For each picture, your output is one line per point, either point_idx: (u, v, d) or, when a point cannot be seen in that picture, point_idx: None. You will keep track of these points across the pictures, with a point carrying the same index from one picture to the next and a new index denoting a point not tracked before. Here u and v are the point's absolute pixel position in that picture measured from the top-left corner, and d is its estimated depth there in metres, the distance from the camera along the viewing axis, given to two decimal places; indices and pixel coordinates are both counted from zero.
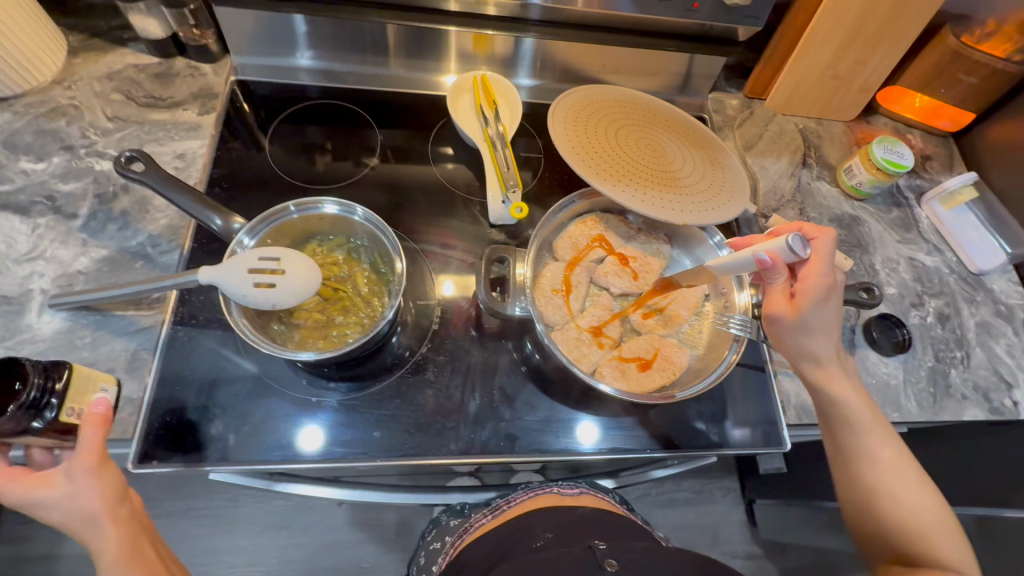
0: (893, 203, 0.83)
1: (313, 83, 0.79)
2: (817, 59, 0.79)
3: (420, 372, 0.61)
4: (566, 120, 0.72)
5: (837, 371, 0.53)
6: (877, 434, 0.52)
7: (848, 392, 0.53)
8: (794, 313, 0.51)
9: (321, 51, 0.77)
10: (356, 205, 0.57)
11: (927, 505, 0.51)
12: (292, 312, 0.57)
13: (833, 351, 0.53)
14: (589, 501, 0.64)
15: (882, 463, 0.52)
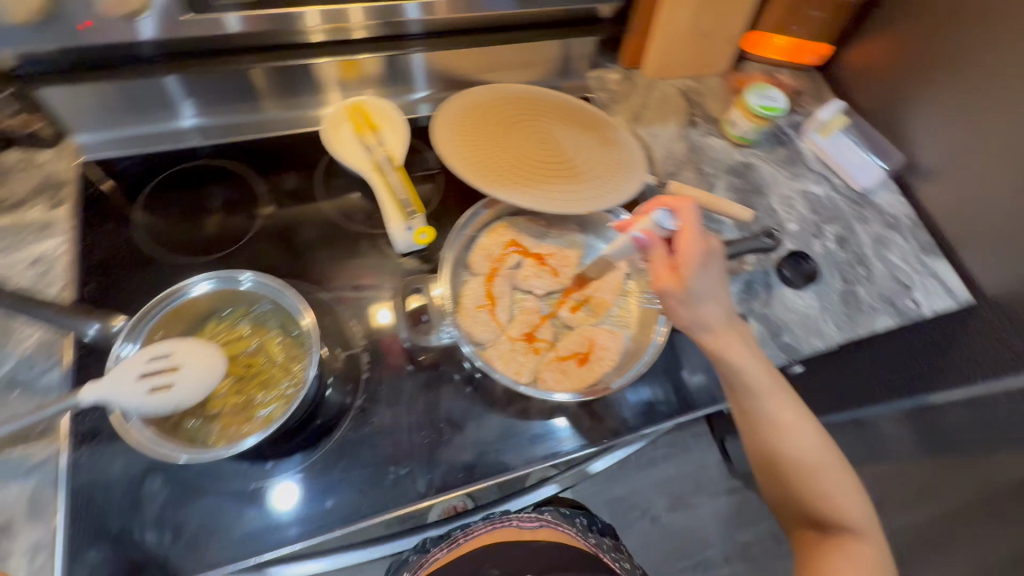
0: (779, 143, 0.88)
1: (203, 142, 0.74)
2: (680, 22, 0.80)
3: (362, 425, 0.59)
4: (452, 131, 0.70)
5: (732, 338, 0.52)
6: (776, 399, 0.53)
7: (745, 359, 0.52)
8: (685, 280, 0.51)
9: (204, 106, 0.74)
10: (241, 272, 0.55)
11: (828, 459, 0.54)
12: (206, 403, 0.53)
13: (724, 319, 0.52)
14: (547, 534, 0.66)
15: (784, 429, 0.54)
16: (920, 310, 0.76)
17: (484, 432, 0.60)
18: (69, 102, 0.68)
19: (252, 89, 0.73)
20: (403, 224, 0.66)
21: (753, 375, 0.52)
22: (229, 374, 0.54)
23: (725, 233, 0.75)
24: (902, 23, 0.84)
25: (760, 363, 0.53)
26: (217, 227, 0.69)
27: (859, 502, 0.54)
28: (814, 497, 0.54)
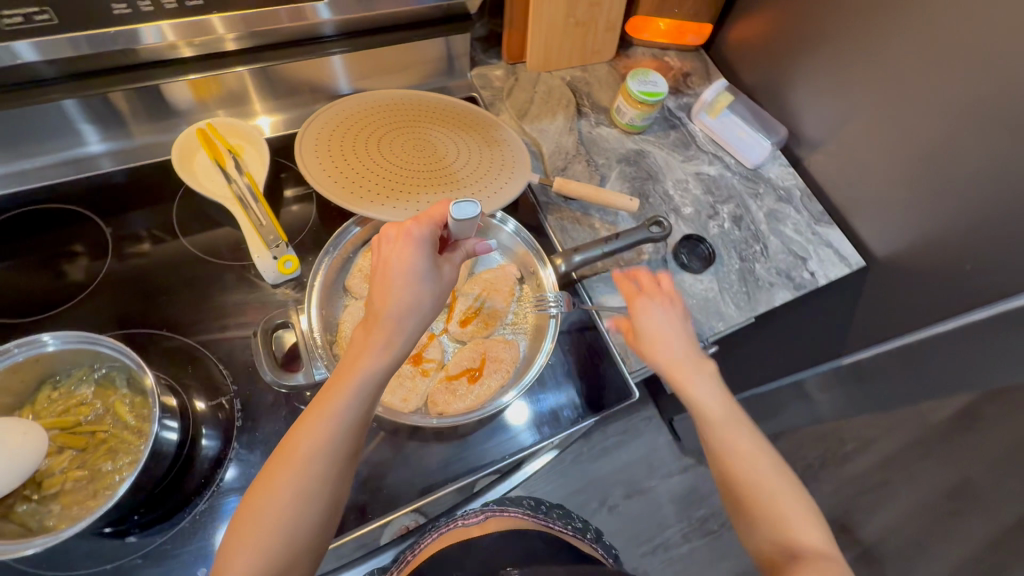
0: (670, 126, 0.87)
1: (118, 166, 0.71)
2: (553, 12, 0.79)
3: (237, 479, 0.54)
4: (317, 147, 0.66)
5: (694, 375, 0.53)
6: (733, 423, 0.52)
7: (702, 392, 0.52)
8: (393, 274, 0.45)
9: (112, 130, 0.70)
10: (40, 335, 0.48)
11: (779, 478, 0.50)
12: (41, 483, 0.47)
13: (687, 354, 0.54)
14: (498, 523, 0.64)
15: (734, 451, 0.50)
16: (816, 280, 0.77)
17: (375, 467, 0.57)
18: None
19: (88, 116, 0.68)
20: (267, 252, 0.62)
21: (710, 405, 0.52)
22: (67, 446, 0.49)
23: (621, 224, 0.74)
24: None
25: (719, 392, 0.53)
26: (84, 272, 0.64)
27: (814, 521, 0.48)
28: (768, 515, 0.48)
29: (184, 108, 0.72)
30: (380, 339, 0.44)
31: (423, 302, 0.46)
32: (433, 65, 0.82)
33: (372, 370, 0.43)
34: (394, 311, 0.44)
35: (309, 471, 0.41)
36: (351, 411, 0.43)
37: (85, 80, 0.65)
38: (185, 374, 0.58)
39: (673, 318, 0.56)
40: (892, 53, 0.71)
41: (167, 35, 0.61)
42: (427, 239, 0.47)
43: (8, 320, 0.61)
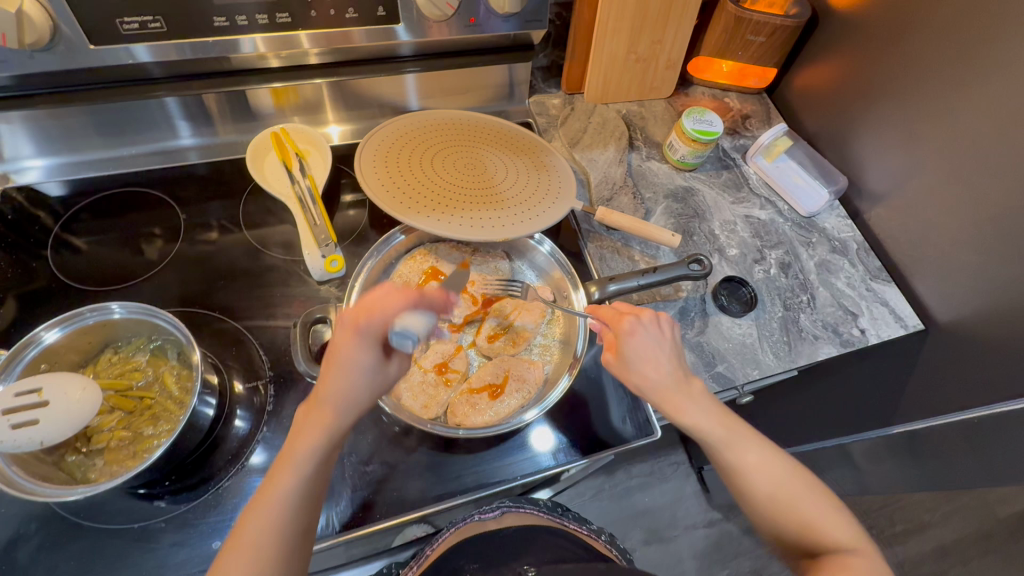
0: (723, 166, 0.86)
1: (201, 160, 0.79)
2: (615, 47, 0.81)
3: (259, 461, 0.57)
4: (375, 157, 0.70)
5: (680, 398, 0.51)
6: (743, 443, 0.51)
7: (695, 415, 0.50)
8: (333, 361, 0.46)
9: (201, 127, 0.78)
10: (110, 303, 0.53)
11: (795, 483, 0.51)
12: (90, 438, 0.52)
13: (670, 376, 0.51)
14: (513, 519, 0.62)
15: (753, 470, 0.50)
16: (867, 338, 0.73)
17: (389, 468, 0.58)
18: (9, 134, 0.71)
19: (182, 114, 0.76)
20: (316, 251, 0.66)
21: (708, 428, 0.51)
22: (117, 407, 0.53)
23: (661, 258, 0.73)
24: (840, 47, 0.84)
25: (715, 413, 0.51)
26: (156, 252, 0.71)
27: (840, 517, 0.50)
28: (793, 523, 0.49)
29: (264, 113, 0.79)
30: (318, 420, 0.46)
31: (353, 387, 0.46)
32: (496, 90, 0.86)
33: (313, 450, 0.45)
34: (338, 392, 0.46)
35: (257, 550, 0.43)
36: (319, 450, 0.46)
37: (186, 81, 0.72)
38: (229, 355, 0.62)
39: (654, 341, 0.52)
40: (968, 111, 0.68)
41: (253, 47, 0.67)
42: (366, 326, 0.45)
43: (85, 287, 0.67)
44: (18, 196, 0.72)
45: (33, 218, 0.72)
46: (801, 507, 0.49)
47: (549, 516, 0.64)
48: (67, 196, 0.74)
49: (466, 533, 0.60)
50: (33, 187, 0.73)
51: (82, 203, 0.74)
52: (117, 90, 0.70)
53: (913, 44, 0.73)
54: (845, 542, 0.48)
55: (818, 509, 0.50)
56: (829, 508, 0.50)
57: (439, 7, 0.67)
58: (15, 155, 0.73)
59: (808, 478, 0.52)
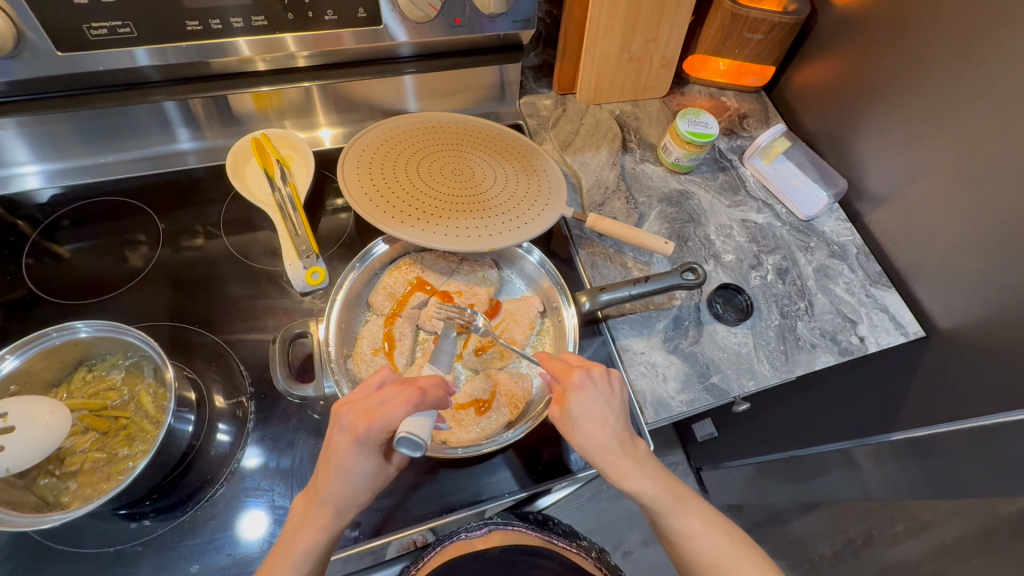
0: (719, 168, 0.84)
1: (203, 164, 0.77)
2: (607, 46, 0.78)
3: (239, 480, 0.55)
4: (359, 164, 0.68)
5: (624, 461, 0.50)
6: (687, 507, 0.51)
7: (638, 482, 0.50)
8: (332, 462, 0.46)
9: (199, 128, 0.76)
10: (81, 322, 0.51)
11: (744, 557, 0.50)
12: (63, 460, 0.50)
13: (612, 439, 0.50)
14: (500, 537, 0.61)
15: (695, 536, 0.50)
16: (866, 346, 0.71)
17: None
18: (8, 139, 0.69)
19: (175, 118, 0.74)
20: (298, 262, 0.64)
21: (652, 495, 0.50)
22: (91, 428, 0.51)
23: (654, 265, 0.72)
24: (840, 44, 0.81)
25: (660, 477, 0.51)
26: (135, 262, 0.69)
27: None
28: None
29: (247, 117, 0.77)
30: (318, 518, 0.47)
31: (354, 490, 0.47)
32: (485, 90, 0.83)
33: (309, 547, 0.46)
34: (336, 495, 0.47)
35: None
36: (320, 546, 0.47)
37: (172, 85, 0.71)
38: (209, 370, 0.60)
39: (602, 399, 0.51)
40: (972, 112, 0.66)
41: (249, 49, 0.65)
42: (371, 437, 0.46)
43: (62, 299, 0.66)
44: None
45: (10, 227, 0.70)
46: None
47: (536, 532, 0.63)
48: (44, 205, 0.72)
49: (453, 552, 0.60)
50: (8, 195, 0.71)
51: (59, 212, 0.72)
52: (110, 95, 0.68)
53: (916, 42, 0.70)
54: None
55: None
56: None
57: (423, 10, 0.65)
58: (14, 161, 0.71)
59: (752, 546, 0.51)
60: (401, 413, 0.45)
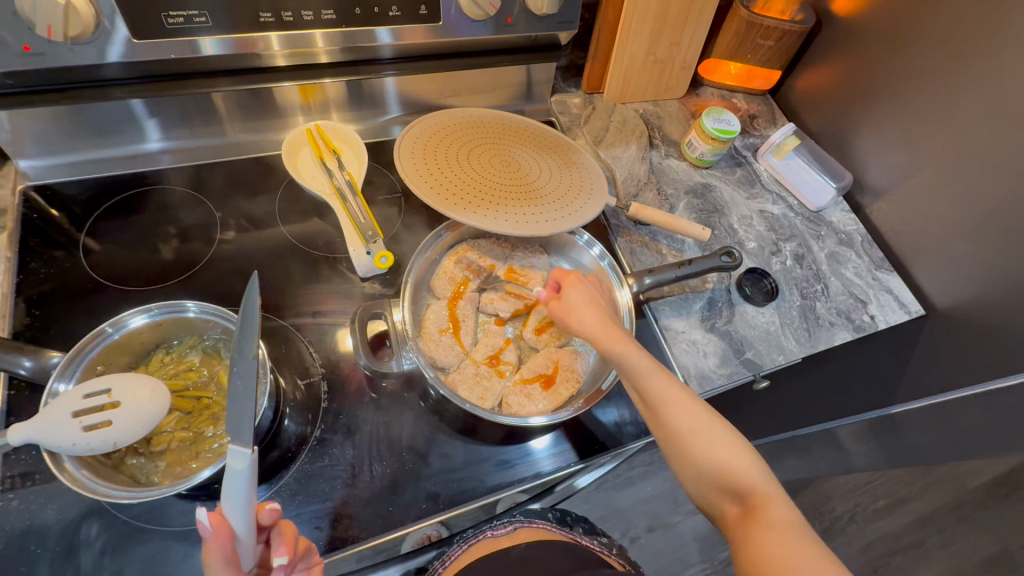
0: (736, 164, 0.90)
1: (172, 164, 0.75)
2: (636, 48, 0.84)
3: (320, 456, 0.57)
4: (413, 152, 0.70)
5: (616, 332, 0.54)
6: (667, 381, 0.52)
7: (627, 351, 0.53)
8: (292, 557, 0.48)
9: (172, 130, 0.75)
10: (185, 301, 0.52)
11: (719, 432, 0.51)
12: (151, 440, 0.50)
13: (604, 320, 0.56)
14: (524, 536, 0.66)
15: (674, 406, 0.51)
16: (876, 323, 0.78)
17: (449, 460, 0.59)
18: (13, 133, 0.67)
19: (141, 115, 0.71)
20: (363, 247, 0.66)
21: (634, 364, 0.52)
22: (175, 408, 0.52)
23: (687, 252, 0.77)
24: (841, 51, 0.89)
25: (644, 356, 0.53)
26: (190, 250, 0.69)
27: (759, 466, 0.50)
28: (713, 475, 0.50)
29: (292, 110, 0.78)
30: None
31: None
32: (515, 89, 0.87)
33: None
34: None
35: None
36: None
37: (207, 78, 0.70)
38: (278, 353, 0.62)
39: (594, 290, 0.59)
40: (964, 111, 0.74)
41: (212, 47, 0.64)
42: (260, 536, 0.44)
43: (117, 288, 0.65)
44: (38, 199, 0.70)
45: (52, 217, 0.69)
46: (721, 459, 0.50)
47: (557, 529, 0.68)
48: (94, 196, 0.71)
49: (480, 550, 0.65)
50: (46, 187, 0.71)
51: (111, 201, 0.71)
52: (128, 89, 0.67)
53: (915, 49, 0.78)
54: (767, 498, 0.48)
55: (745, 468, 0.50)
56: (753, 462, 0.50)
57: (483, 9, 0.69)
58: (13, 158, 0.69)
59: (732, 432, 0.51)
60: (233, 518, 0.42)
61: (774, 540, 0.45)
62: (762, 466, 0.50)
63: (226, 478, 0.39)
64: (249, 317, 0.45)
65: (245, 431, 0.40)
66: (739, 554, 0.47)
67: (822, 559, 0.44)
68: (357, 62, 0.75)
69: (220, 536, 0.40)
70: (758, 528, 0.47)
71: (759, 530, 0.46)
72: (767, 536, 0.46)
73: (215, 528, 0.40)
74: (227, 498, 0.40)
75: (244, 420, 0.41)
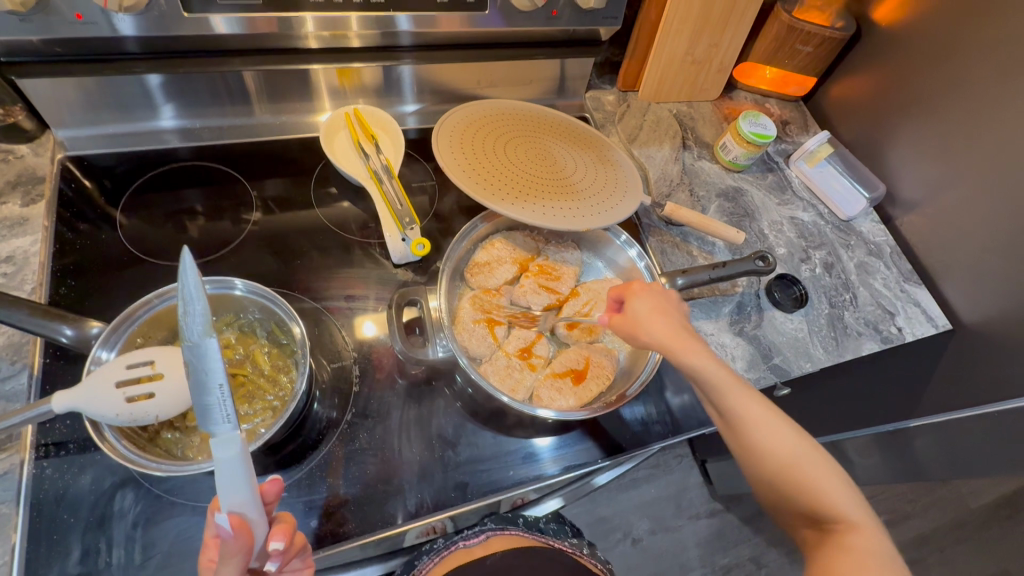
0: (768, 169, 0.90)
1: (182, 143, 0.74)
2: (675, 48, 0.83)
3: (349, 440, 0.57)
4: (452, 141, 0.70)
5: (691, 343, 0.51)
6: (747, 395, 0.49)
7: (706, 362, 0.49)
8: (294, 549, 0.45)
9: (181, 106, 0.72)
10: (232, 279, 0.53)
11: (807, 453, 0.49)
12: (186, 415, 0.51)
13: (681, 331, 0.52)
14: (499, 543, 0.63)
15: (757, 421, 0.49)
16: (903, 335, 0.78)
17: (476, 449, 0.59)
18: (52, 102, 0.67)
19: (157, 94, 0.70)
20: (399, 233, 0.65)
21: (707, 376, 0.49)
22: None
23: (718, 254, 0.77)
24: (879, 60, 0.88)
25: (719, 371, 0.49)
26: (222, 229, 0.69)
27: (843, 487, 0.49)
28: (795, 495, 0.49)
29: (328, 93, 0.77)
30: None
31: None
32: (551, 83, 0.87)
33: None
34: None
35: None
36: None
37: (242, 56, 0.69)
38: (311, 336, 0.62)
39: (664, 303, 0.54)
40: (1007, 127, 0.73)
41: (222, 25, 0.63)
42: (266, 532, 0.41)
43: (152, 263, 0.65)
44: (75, 170, 0.69)
45: (86, 189, 0.68)
46: (806, 481, 0.49)
47: (530, 534, 0.66)
48: (128, 170, 0.71)
49: (454, 560, 0.63)
50: (79, 157, 0.70)
51: (143, 176, 0.71)
52: (159, 62, 0.66)
53: (958, 62, 0.77)
54: (852, 524, 0.47)
55: (830, 485, 0.49)
56: (837, 481, 0.49)
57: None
58: (54, 125, 0.69)
59: (817, 448, 0.50)
60: (246, 517, 0.39)
61: (850, 564, 0.45)
62: (845, 484, 0.49)
63: (217, 464, 0.38)
64: (185, 296, 0.37)
65: (221, 412, 0.38)
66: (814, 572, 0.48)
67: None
68: (390, 48, 0.75)
69: (241, 539, 0.37)
70: (836, 554, 0.46)
71: (838, 555, 0.46)
72: (844, 560, 0.46)
73: (238, 531, 0.37)
74: (227, 490, 0.39)
75: (218, 407, 0.38)
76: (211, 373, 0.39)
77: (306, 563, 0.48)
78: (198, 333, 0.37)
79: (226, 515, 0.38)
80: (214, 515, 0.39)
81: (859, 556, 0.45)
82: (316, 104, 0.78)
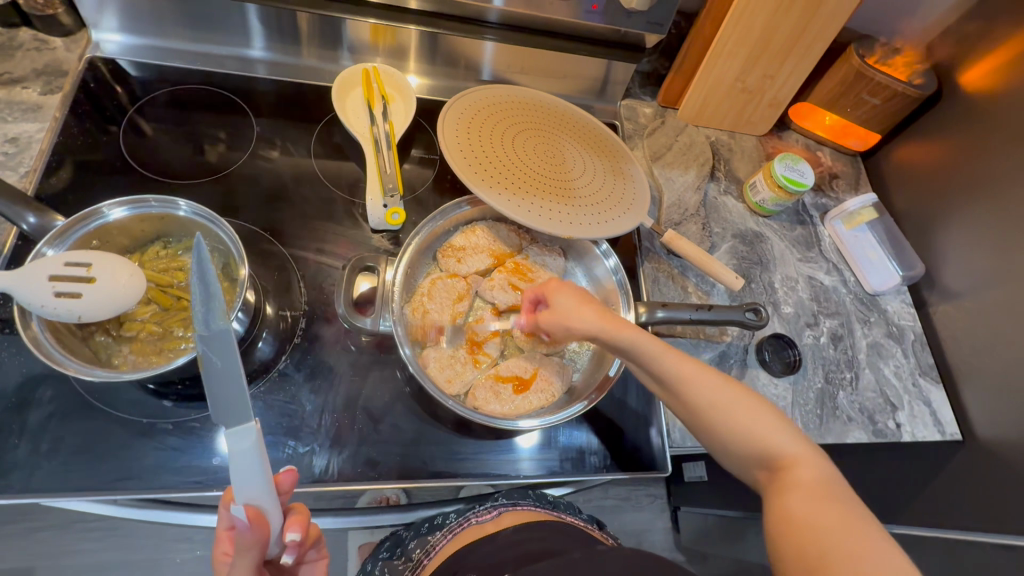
0: (798, 221, 0.83)
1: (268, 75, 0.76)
2: (725, 70, 0.77)
3: (276, 389, 0.57)
4: (460, 120, 0.68)
5: (618, 320, 0.51)
6: (674, 359, 0.49)
7: (633, 336, 0.50)
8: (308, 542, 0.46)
9: (274, 41, 0.75)
10: (177, 199, 0.53)
11: (739, 402, 0.48)
12: (122, 324, 0.52)
13: (605, 311, 0.51)
14: (511, 519, 0.58)
15: (690, 379, 0.49)
16: (900, 433, 0.70)
17: (397, 431, 0.57)
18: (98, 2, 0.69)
19: (254, 26, 0.72)
20: (380, 200, 0.65)
21: (634, 346, 0.50)
22: (154, 301, 0.53)
23: (714, 296, 0.72)
24: (951, 130, 0.79)
25: (644, 337, 0.50)
26: (219, 157, 0.69)
27: (783, 427, 0.47)
28: (742, 447, 0.47)
29: (358, 48, 0.76)
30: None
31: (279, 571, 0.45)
32: (589, 82, 0.83)
33: None
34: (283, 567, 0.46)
35: None
36: None
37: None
38: (270, 279, 0.62)
39: (578, 291, 0.52)
40: None
41: None
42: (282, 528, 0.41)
43: (146, 175, 0.67)
44: (103, 70, 0.71)
45: (107, 91, 0.71)
46: (752, 431, 0.47)
47: (544, 511, 0.61)
48: (150, 81, 0.73)
49: (466, 537, 0.57)
50: (111, 60, 0.72)
51: (161, 91, 0.72)
52: None
53: None
54: (793, 460, 0.45)
55: (766, 427, 0.47)
56: (778, 423, 0.47)
57: None
58: (99, 25, 0.72)
59: (755, 395, 0.49)
60: (265, 512, 0.39)
61: (800, 495, 0.43)
62: (788, 425, 0.47)
63: (234, 455, 0.37)
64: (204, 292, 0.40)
65: (242, 406, 0.38)
66: (767, 514, 0.45)
67: (853, 512, 0.41)
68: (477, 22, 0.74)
69: (257, 531, 0.37)
70: (785, 490, 0.44)
71: (784, 492, 0.44)
72: (791, 497, 0.43)
73: (254, 522, 0.37)
74: (242, 483, 0.37)
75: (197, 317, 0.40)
76: (232, 361, 0.39)
77: (322, 554, 0.50)
78: (211, 322, 0.40)
79: (241, 507, 0.37)
80: (229, 505, 0.38)
81: (804, 489, 0.43)
82: (343, 56, 0.77)
